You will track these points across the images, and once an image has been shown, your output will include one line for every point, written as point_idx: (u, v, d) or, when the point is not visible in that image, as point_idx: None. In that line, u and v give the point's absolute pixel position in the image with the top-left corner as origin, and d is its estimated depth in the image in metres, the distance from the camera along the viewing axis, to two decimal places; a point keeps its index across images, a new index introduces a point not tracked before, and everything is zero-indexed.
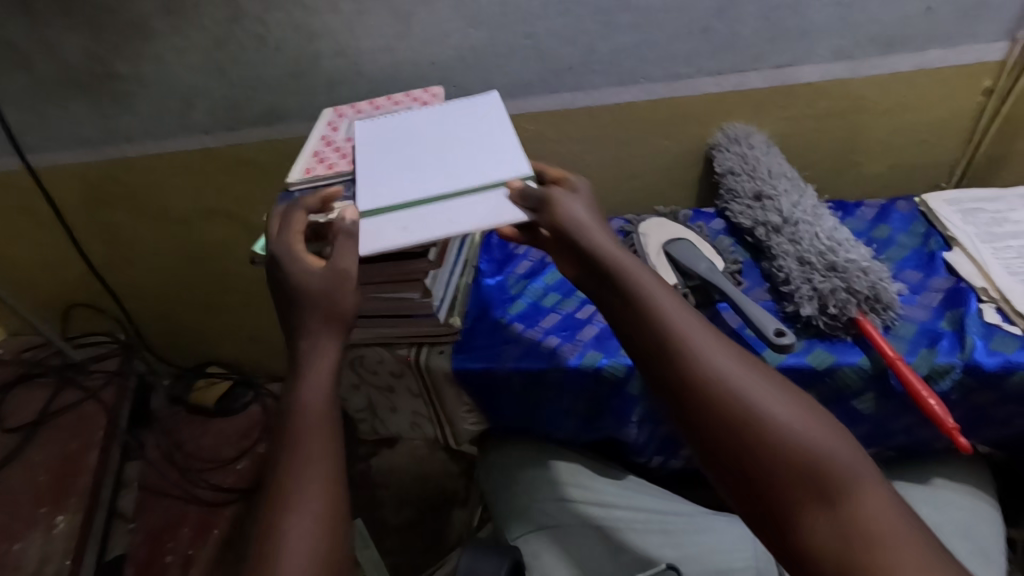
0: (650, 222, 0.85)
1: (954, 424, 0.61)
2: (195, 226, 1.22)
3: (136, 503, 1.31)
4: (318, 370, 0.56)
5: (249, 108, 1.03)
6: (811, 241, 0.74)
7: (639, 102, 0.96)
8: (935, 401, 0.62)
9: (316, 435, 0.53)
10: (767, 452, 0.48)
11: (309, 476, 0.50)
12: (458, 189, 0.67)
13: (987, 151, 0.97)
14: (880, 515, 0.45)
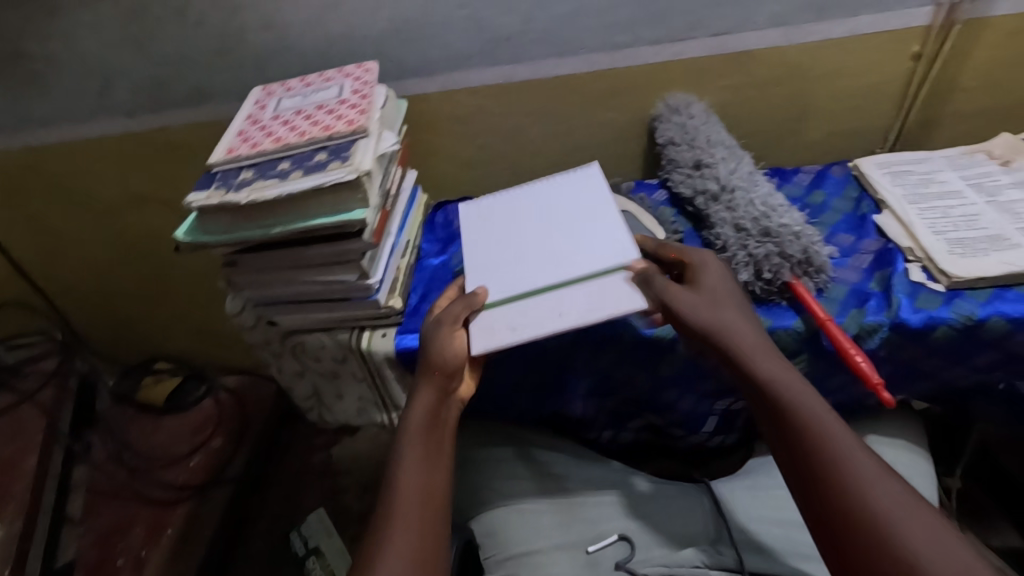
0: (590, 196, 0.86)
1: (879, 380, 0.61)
2: (125, 214, 1.15)
3: (85, 507, 1.24)
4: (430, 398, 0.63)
5: (175, 88, 0.97)
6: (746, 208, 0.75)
7: (580, 73, 0.95)
8: (862, 359, 0.63)
9: (423, 456, 0.59)
10: (880, 536, 0.44)
11: (409, 482, 0.57)
12: (567, 279, 0.67)
13: (919, 116, 0.99)
14: (952, 557, 0.42)
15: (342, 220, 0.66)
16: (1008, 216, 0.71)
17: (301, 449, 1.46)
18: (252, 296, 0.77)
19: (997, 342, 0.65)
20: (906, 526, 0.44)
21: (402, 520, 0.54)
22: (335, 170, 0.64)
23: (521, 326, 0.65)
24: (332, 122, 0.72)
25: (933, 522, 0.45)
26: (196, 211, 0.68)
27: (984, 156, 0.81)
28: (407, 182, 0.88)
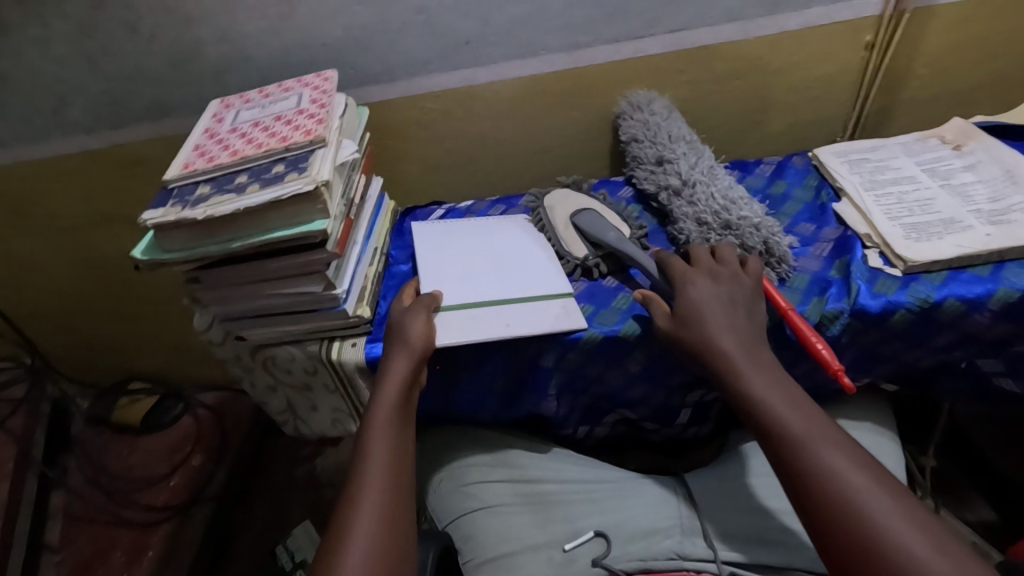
0: (555, 195, 0.86)
1: (839, 366, 0.60)
2: (89, 234, 1.13)
3: (62, 534, 1.23)
4: (393, 390, 0.64)
5: (132, 104, 0.96)
6: (708, 202, 0.77)
7: (541, 74, 0.95)
8: (823, 347, 0.62)
9: (388, 450, 0.61)
10: (830, 495, 0.50)
11: (379, 450, 0.60)
12: (509, 297, 0.73)
13: (876, 103, 1.01)
14: (895, 524, 0.48)
15: (303, 232, 0.65)
16: (960, 199, 0.73)
17: (283, 464, 1.40)
18: (218, 312, 0.76)
19: (953, 323, 0.67)
20: (869, 511, 0.48)
21: (365, 513, 0.56)
22: (292, 182, 0.64)
23: (466, 331, 0.69)
24: (289, 133, 0.72)
25: (891, 505, 0.49)
26: (153, 229, 0.67)
27: (938, 141, 0.83)
28: (373, 189, 0.88)
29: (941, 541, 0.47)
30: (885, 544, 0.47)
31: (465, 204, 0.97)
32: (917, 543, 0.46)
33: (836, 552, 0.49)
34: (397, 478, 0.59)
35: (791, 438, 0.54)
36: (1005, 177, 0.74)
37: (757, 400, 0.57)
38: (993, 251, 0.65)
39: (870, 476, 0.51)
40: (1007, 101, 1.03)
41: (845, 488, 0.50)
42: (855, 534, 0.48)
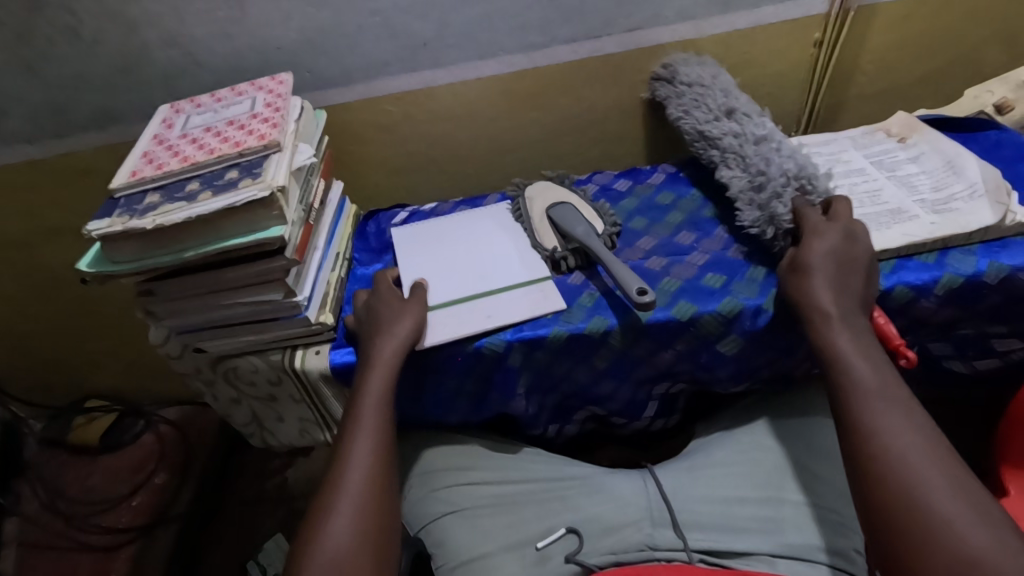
0: (537, 187, 0.87)
1: (898, 340, 0.64)
2: (34, 249, 1.08)
3: (17, 562, 1.18)
4: (382, 371, 0.66)
5: (77, 111, 0.92)
6: (791, 156, 0.76)
7: (501, 74, 0.95)
8: (882, 320, 0.65)
9: (372, 440, 0.63)
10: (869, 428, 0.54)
11: (366, 427, 0.64)
12: (483, 290, 0.75)
13: (827, 99, 1.04)
14: (921, 460, 0.51)
15: (258, 239, 0.64)
16: (906, 190, 0.76)
17: (252, 478, 1.36)
18: (173, 324, 0.73)
19: (903, 310, 0.69)
20: (904, 457, 0.52)
21: (347, 498, 0.59)
22: (246, 188, 0.62)
23: (458, 325, 0.71)
24: (243, 138, 0.70)
25: (938, 472, 0.51)
26: (99, 241, 0.64)
27: (884, 134, 0.86)
28: (333, 194, 0.87)
29: (980, 506, 0.49)
30: (924, 502, 0.49)
31: (429, 206, 0.97)
32: (953, 505, 0.49)
33: (873, 500, 0.52)
34: (381, 465, 0.62)
35: (860, 395, 0.57)
36: (947, 167, 0.77)
37: (838, 355, 0.60)
38: (937, 239, 0.68)
39: (925, 444, 0.52)
40: (948, 94, 1.07)
41: (899, 446, 0.52)
42: (896, 488, 0.50)
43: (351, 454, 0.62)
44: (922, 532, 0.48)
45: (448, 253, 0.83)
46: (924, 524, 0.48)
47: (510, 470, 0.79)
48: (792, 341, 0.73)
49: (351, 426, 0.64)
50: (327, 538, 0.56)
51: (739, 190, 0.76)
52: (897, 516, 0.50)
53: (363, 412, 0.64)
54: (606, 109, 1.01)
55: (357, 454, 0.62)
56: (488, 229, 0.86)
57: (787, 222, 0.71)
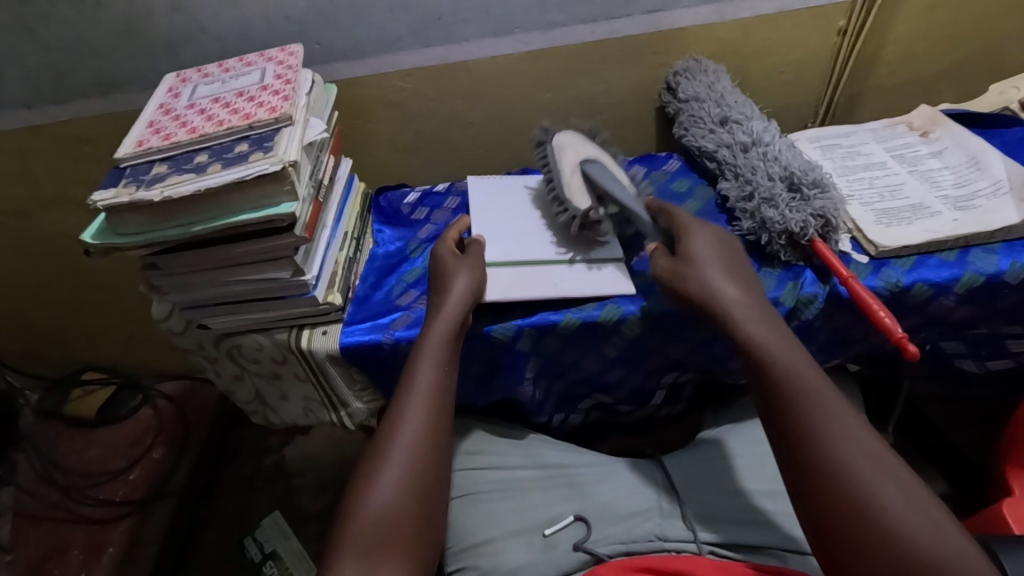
0: (561, 136, 0.78)
1: (901, 332, 0.59)
2: (32, 217, 1.06)
3: (13, 533, 1.17)
4: (436, 337, 0.63)
5: (77, 76, 0.89)
6: (780, 160, 0.74)
7: (517, 53, 0.92)
8: (884, 314, 0.61)
9: (423, 407, 0.60)
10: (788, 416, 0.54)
11: (420, 391, 0.61)
12: (510, 260, 0.72)
13: (846, 90, 1.03)
14: (844, 439, 0.51)
15: (268, 215, 0.62)
16: (927, 185, 0.75)
17: (249, 455, 1.34)
18: (177, 299, 0.72)
19: (920, 307, 0.68)
20: (832, 441, 0.51)
21: (394, 463, 0.58)
22: (257, 162, 0.60)
23: (515, 289, 0.70)
24: (253, 109, 0.68)
25: (866, 453, 0.51)
26: (104, 211, 0.62)
27: (905, 127, 0.84)
28: (341, 171, 0.84)
29: (903, 478, 0.49)
30: (866, 502, 0.48)
31: (441, 186, 0.95)
32: (894, 498, 0.48)
33: (818, 499, 0.50)
34: (431, 431, 0.60)
35: (790, 393, 0.55)
36: (970, 164, 0.75)
37: (759, 352, 0.58)
38: (960, 236, 0.67)
39: (861, 438, 0.51)
40: (968, 89, 1.06)
41: (835, 441, 0.51)
42: (831, 480, 0.50)
43: (403, 418, 0.60)
44: (866, 531, 0.47)
45: (498, 216, 0.80)
46: (861, 514, 0.48)
47: (509, 457, 0.78)
48: (807, 334, 0.72)
49: (404, 390, 0.62)
50: (367, 501, 0.56)
51: (734, 197, 0.75)
52: (842, 518, 0.48)
53: (414, 377, 0.62)
54: (622, 93, 0.99)
55: (406, 421, 0.60)
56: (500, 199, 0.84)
57: (777, 227, 0.69)
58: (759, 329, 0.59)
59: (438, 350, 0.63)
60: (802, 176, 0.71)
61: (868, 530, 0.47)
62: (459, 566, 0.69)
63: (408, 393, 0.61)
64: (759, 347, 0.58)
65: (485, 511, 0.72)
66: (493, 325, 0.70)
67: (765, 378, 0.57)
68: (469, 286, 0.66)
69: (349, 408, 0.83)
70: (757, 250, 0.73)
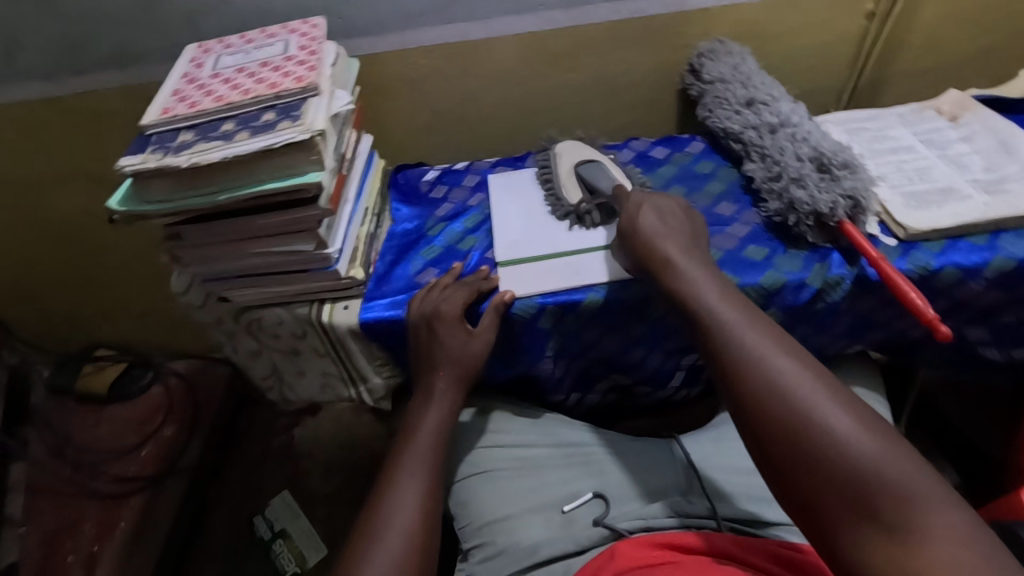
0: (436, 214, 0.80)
1: (932, 314, 0.58)
2: (46, 190, 1.05)
3: (25, 506, 1.18)
4: (438, 415, 0.67)
5: (97, 48, 0.88)
6: (808, 141, 0.73)
7: (540, 31, 0.91)
8: (916, 296, 0.60)
9: (422, 477, 0.61)
10: (735, 363, 0.48)
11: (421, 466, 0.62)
12: (542, 254, 0.73)
13: (870, 75, 1.02)
14: (797, 377, 0.45)
15: (295, 185, 0.61)
16: (957, 169, 0.74)
17: (260, 435, 1.34)
18: (199, 271, 0.72)
19: (947, 291, 0.68)
20: (781, 380, 0.45)
21: (395, 528, 0.56)
22: (285, 131, 0.60)
23: (544, 281, 0.71)
24: (278, 79, 0.67)
25: (819, 389, 0.44)
26: (130, 178, 0.62)
27: (934, 112, 0.84)
28: (363, 146, 0.84)
29: (863, 417, 0.43)
30: (814, 425, 0.42)
31: (460, 165, 0.94)
32: (839, 417, 0.42)
33: (761, 432, 0.44)
34: (428, 503, 0.60)
35: (723, 326, 0.50)
36: (1000, 149, 0.75)
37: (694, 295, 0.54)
38: (992, 220, 0.66)
39: (801, 362, 0.46)
40: (993, 77, 1.04)
41: (773, 365, 0.46)
42: (787, 428, 0.43)
43: (402, 489, 0.60)
44: (817, 457, 0.41)
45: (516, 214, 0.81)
46: (822, 457, 0.41)
47: (524, 435, 0.78)
48: (831, 318, 0.72)
49: (400, 462, 0.63)
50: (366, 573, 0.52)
51: (761, 178, 0.75)
52: (777, 437, 0.43)
53: (409, 454, 0.63)
54: (644, 75, 0.98)
55: (406, 492, 0.60)
56: (517, 195, 0.84)
57: (806, 208, 0.68)
58: (695, 274, 0.56)
59: (436, 433, 0.66)
60: (831, 157, 0.71)
61: (819, 456, 0.41)
62: (476, 543, 0.69)
63: (407, 468, 0.62)
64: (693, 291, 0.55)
65: (503, 487, 0.72)
66: (517, 301, 0.70)
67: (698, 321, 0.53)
68: (470, 356, 0.68)
69: (368, 383, 0.83)
70: (783, 232, 0.73)
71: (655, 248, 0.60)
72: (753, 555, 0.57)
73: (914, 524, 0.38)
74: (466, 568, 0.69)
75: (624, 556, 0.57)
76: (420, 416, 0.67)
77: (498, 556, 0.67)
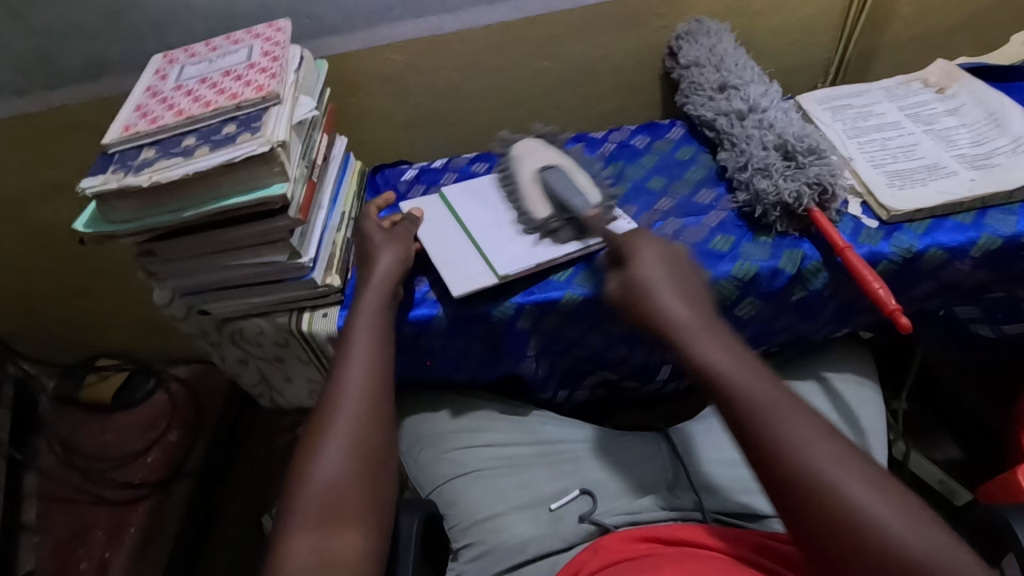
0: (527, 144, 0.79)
1: (894, 305, 0.58)
2: (32, 205, 1.05)
3: (38, 515, 1.20)
4: (364, 331, 0.62)
5: (66, 60, 0.88)
6: (774, 129, 0.72)
7: (512, 21, 0.89)
8: (880, 287, 0.60)
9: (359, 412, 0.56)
10: (761, 444, 0.44)
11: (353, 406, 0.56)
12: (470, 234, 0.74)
13: (859, 46, 0.98)
14: (836, 461, 0.42)
15: (259, 197, 0.61)
16: (943, 144, 0.71)
17: (262, 435, 1.36)
18: (177, 285, 0.71)
19: (935, 272, 0.66)
20: (826, 473, 0.42)
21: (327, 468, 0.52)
22: (245, 144, 0.59)
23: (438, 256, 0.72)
24: (239, 89, 0.66)
25: (864, 474, 0.42)
26: (94, 199, 0.62)
27: (921, 84, 0.81)
28: (337, 149, 0.83)
29: (902, 498, 0.41)
30: (876, 539, 0.40)
31: (438, 162, 0.93)
32: (897, 522, 0.40)
33: (807, 523, 0.42)
34: (371, 444, 0.54)
35: (755, 404, 0.46)
36: (989, 120, 0.72)
37: (712, 367, 0.49)
38: (978, 197, 0.64)
39: (841, 444, 0.44)
40: (989, 41, 1.01)
41: (824, 474, 0.42)
42: (832, 517, 0.41)
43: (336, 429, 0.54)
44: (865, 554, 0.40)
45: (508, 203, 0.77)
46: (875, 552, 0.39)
47: (506, 432, 0.78)
48: (815, 305, 0.71)
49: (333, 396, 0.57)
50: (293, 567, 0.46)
51: (731, 167, 0.73)
52: (828, 529, 0.41)
53: (342, 397, 0.57)
54: (624, 59, 0.96)
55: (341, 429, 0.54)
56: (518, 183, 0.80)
57: (771, 198, 0.67)
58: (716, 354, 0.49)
59: (369, 357, 0.60)
60: (797, 144, 0.69)
61: (862, 546, 0.40)
62: (466, 542, 0.69)
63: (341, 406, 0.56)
64: (714, 366, 0.49)
65: (494, 486, 0.72)
66: (438, 304, 0.71)
67: (728, 413, 0.47)
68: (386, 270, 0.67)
69: None
70: (753, 221, 0.71)
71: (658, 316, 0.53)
72: (738, 546, 0.57)
73: None
74: (455, 568, 0.68)
75: (608, 549, 0.58)
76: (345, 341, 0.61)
77: (488, 554, 0.67)
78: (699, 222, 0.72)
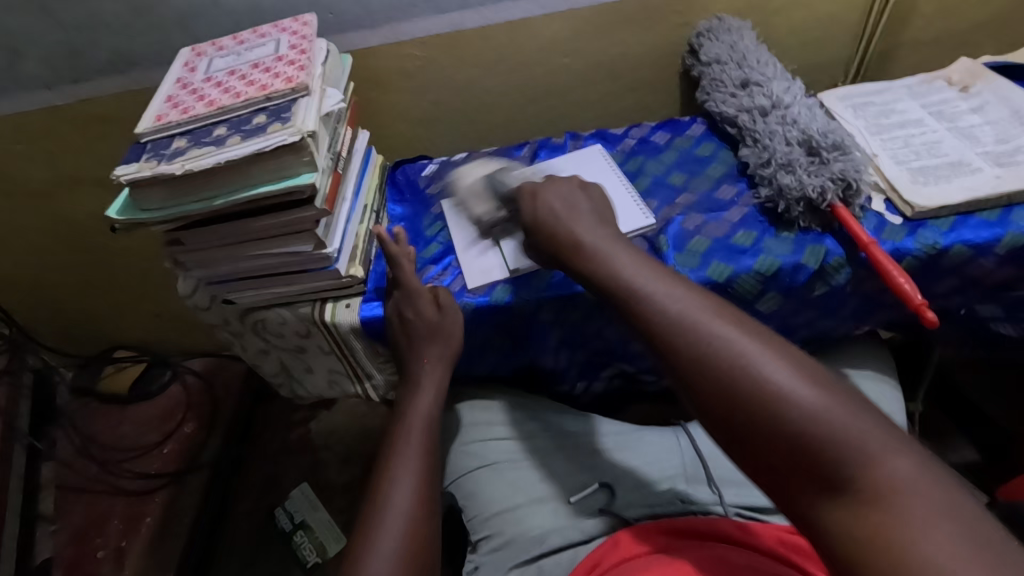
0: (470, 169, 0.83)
1: (920, 299, 0.58)
2: (56, 196, 1.07)
3: (56, 504, 1.21)
4: (427, 394, 0.67)
5: (94, 54, 0.89)
6: (798, 124, 0.72)
7: (534, 17, 0.90)
8: (906, 282, 0.60)
9: (417, 463, 0.61)
10: (654, 331, 0.44)
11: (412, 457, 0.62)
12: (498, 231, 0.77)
13: (879, 45, 0.98)
14: (728, 331, 0.42)
15: (288, 186, 0.62)
16: (967, 141, 0.71)
17: (276, 428, 1.37)
18: (203, 275, 0.72)
19: (959, 269, 0.66)
20: (716, 339, 0.41)
21: (394, 516, 0.56)
22: (276, 133, 0.60)
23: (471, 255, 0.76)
24: (269, 80, 0.67)
25: (756, 340, 0.41)
26: (127, 187, 0.63)
27: (943, 82, 0.81)
28: (360, 143, 0.83)
29: (791, 356, 0.40)
30: (764, 395, 0.38)
31: (458, 157, 0.93)
32: (783, 374, 0.39)
33: (704, 396, 0.41)
34: (427, 492, 0.60)
35: (647, 301, 0.46)
36: (1013, 118, 0.72)
37: (614, 267, 0.50)
38: (1003, 193, 0.64)
39: (736, 319, 0.43)
40: (1009, 41, 1.00)
41: (717, 341, 0.41)
42: (724, 380, 0.40)
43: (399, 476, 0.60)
44: (759, 413, 0.38)
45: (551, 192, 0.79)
46: (767, 412, 0.38)
47: (526, 425, 0.78)
48: (837, 301, 0.71)
49: (394, 450, 0.63)
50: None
51: (754, 164, 0.74)
52: (721, 395, 0.40)
53: (404, 447, 0.62)
54: (644, 56, 0.96)
55: (404, 473, 0.60)
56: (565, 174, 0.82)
57: (794, 193, 0.67)
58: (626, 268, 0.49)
59: (429, 414, 0.66)
60: (821, 139, 0.69)
61: (760, 412, 0.38)
62: (486, 533, 0.70)
63: (403, 454, 0.62)
64: (611, 272, 0.49)
65: (513, 478, 0.73)
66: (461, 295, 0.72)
67: (621, 306, 0.47)
68: (446, 326, 0.69)
69: (372, 380, 0.85)
70: (775, 216, 0.72)
71: (570, 237, 0.54)
72: (765, 541, 0.57)
73: (862, 474, 0.35)
74: (474, 560, 0.69)
75: (628, 543, 0.59)
76: (407, 402, 0.67)
77: (508, 546, 0.67)
78: (720, 217, 0.73)
